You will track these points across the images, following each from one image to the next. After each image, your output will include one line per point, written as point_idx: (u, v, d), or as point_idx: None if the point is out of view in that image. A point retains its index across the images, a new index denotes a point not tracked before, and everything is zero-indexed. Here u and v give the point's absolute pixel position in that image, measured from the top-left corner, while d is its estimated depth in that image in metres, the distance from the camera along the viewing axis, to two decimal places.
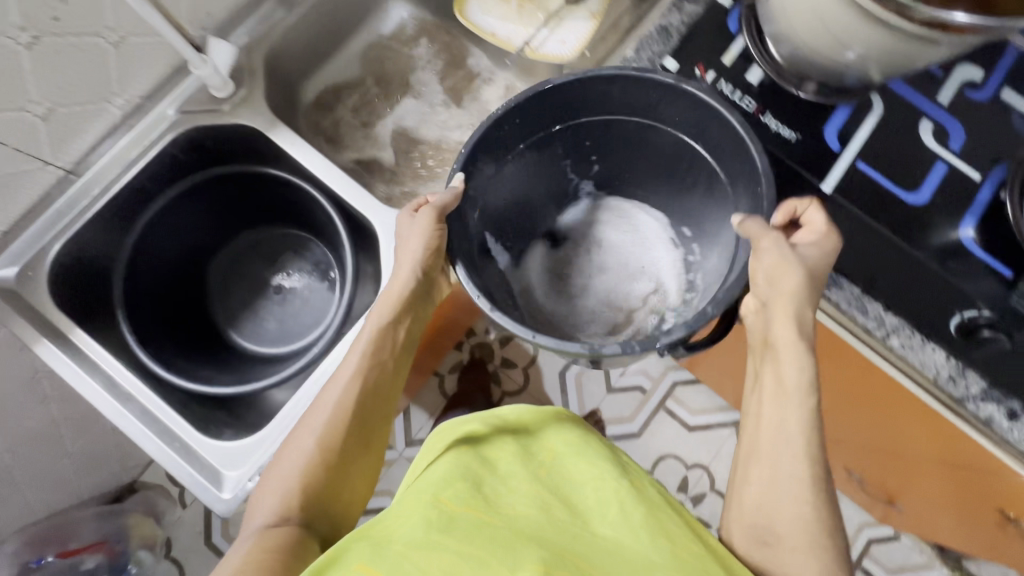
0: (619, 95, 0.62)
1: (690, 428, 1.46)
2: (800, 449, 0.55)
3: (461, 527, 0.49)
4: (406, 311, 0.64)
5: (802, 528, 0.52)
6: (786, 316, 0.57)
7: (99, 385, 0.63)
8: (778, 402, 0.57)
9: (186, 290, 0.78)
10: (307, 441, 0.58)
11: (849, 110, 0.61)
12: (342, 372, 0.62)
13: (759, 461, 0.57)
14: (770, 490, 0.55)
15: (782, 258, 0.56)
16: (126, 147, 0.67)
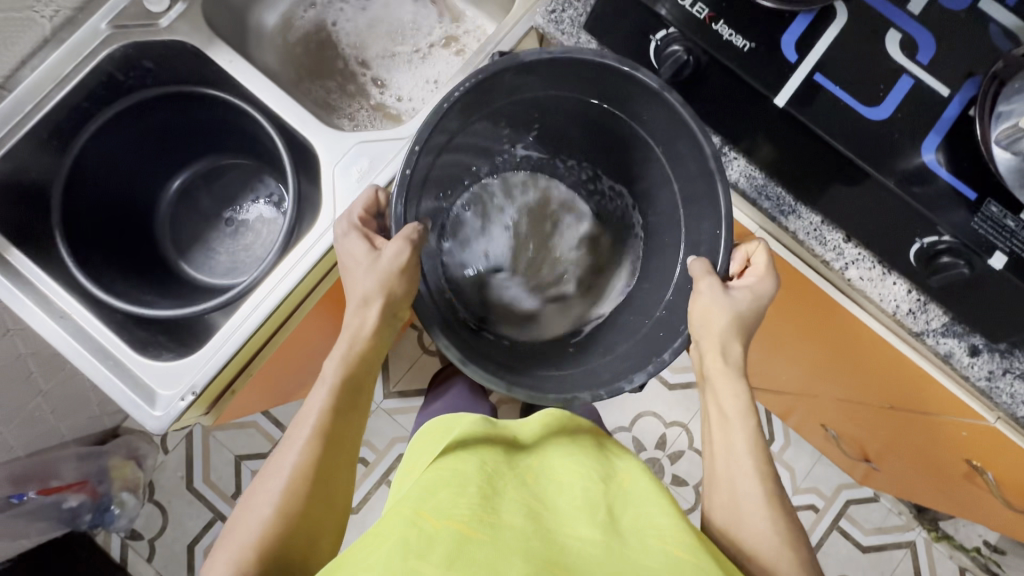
0: (590, 73, 0.60)
1: (670, 386, 1.45)
2: (750, 466, 0.60)
3: (441, 540, 0.50)
4: (365, 359, 0.64)
5: (765, 542, 0.55)
6: (716, 349, 0.61)
7: (32, 303, 0.62)
8: (725, 430, 0.62)
9: (132, 223, 0.76)
10: (263, 509, 0.57)
11: (811, 19, 0.57)
12: (298, 431, 0.60)
13: (716, 484, 0.61)
14: (731, 507, 0.58)
15: (713, 303, 0.59)
16: (58, 64, 0.65)
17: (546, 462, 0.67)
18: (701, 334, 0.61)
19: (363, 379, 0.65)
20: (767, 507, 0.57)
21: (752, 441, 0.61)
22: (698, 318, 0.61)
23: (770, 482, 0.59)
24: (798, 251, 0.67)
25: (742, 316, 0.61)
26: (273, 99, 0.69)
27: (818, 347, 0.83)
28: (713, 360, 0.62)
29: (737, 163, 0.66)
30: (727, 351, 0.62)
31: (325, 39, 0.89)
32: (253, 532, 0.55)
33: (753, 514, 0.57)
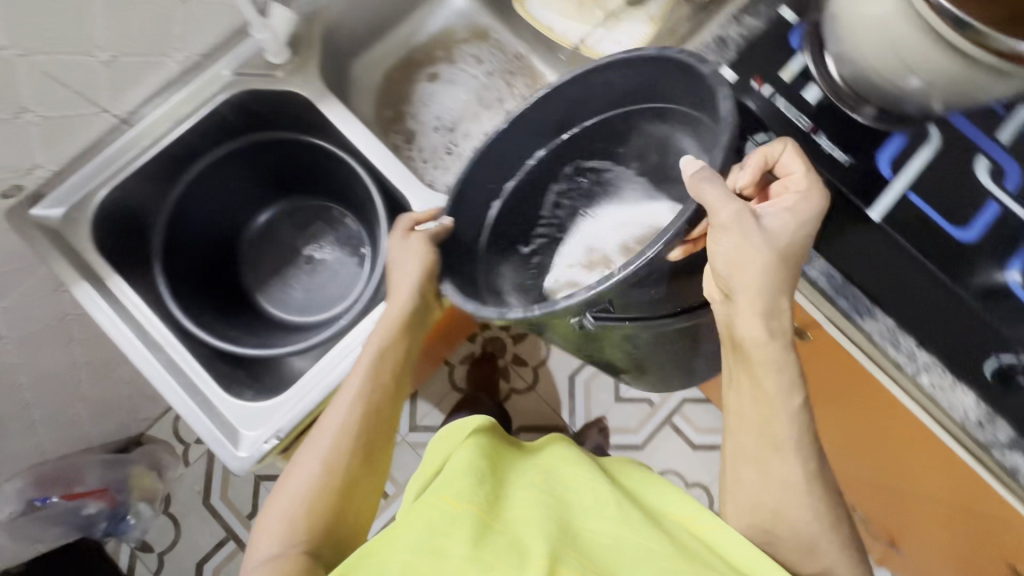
0: (596, 88, 0.59)
1: (695, 447, 1.45)
2: (794, 452, 0.52)
3: (462, 522, 0.49)
4: (406, 332, 0.65)
5: (802, 521, 0.52)
6: (757, 306, 0.50)
7: (130, 332, 0.63)
8: (762, 409, 0.53)
9: (218, 247, 0.79)
10: (313, 465, 0.58)
11: (906, 138, 0.60)
12: (342, 394, 0.62)
13: (747, 460, 0.54)
14: (764, 489, 0.53)
15: (746, 239, 0.49)
16: (178, 103, 0.68)
17: (554, 470, 0.60)
18: (739, 292, 0.50)
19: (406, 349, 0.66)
20: (806, 490, 0.52)
21: (801, 419, 0.52)
22: (725, 266, 0.49)
23: (818, 468, 0.53)
24: (864, 342, 0.68)
25: (783, 246, 0.49)
26: (374, 153, 0.72)
27: (878, 438, 0.84)
28: (758, 299, 0.50)
29: (817, 263, 0.66)
30: (771, 299, 0.50)
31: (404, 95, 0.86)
32: (302, 489, 0.57)
33: (790, 499, 0.53)
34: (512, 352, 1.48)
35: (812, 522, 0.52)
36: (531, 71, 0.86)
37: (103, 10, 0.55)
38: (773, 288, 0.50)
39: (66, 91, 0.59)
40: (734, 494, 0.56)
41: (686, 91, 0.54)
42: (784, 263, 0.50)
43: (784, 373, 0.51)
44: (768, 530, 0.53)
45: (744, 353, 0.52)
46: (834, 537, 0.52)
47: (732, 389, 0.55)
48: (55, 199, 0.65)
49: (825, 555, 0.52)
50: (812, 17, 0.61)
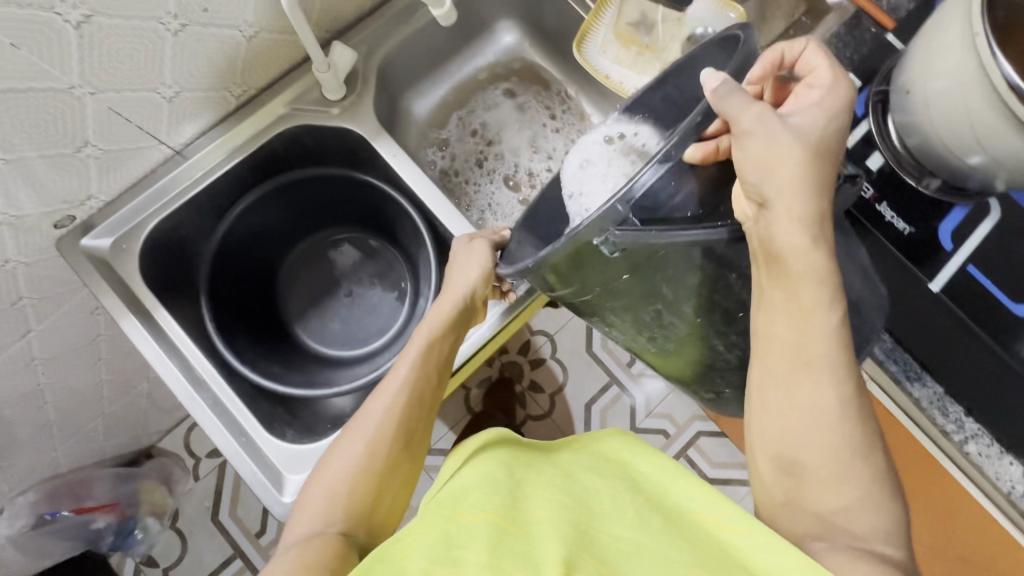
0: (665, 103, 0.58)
1: (710, 480, 1.28)
2: (831, 373, 0.44)
3: (481, 534, 0.45)
4: (457, 328, 0.63)
5: (831, 450, 0.43)
6: (792, 203, 0.43)
7: (177, 368, 0.63)
8: (798, 325, 0.44)
9: (261, 280, 0.78)
10: (356, 445, 0.56)
11: (967, 211, 0.61)
12: (388, 380, 0.59)
13: (772, 379, 0.45)
14: (790, 413, 0.45)
15: (769, 135, 0.44)
16: (231, 134, 0.68)
17: (570, 471, 0.58)
18: (772, 195, 0.44)
19: (455, 342, 0.63)
20: (841, 411, 0.43)
21: (838, 335, 0.44)
22: (759, 165, 0.44)
23: (858, 388, 0.43)
24: (909, 407, 0.67)
25: (817, 145, 0.44)
26: (425, 193, 0.71)
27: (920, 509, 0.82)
28: (796, 201, 0.43)
29: None
30: (803, 201, 0.43)
31: (448, 133, 0.85)
32: (345, 470, 0.54)
33: (817, 424, 0.43)
34: (530, 378, 1.34)
35: (845, 446, 0.43)
36: (578, 112, 0.85)
37: (174, 48, 0.55)
38: (803, 189, 0.43)
39: (128, 126, 0.58)
40: (759, 422, 0.46)
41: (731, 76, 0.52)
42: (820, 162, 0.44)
43: (819, 276, 0.43)
44: (794, 460, 0.44)
45: (776, 258, 0.44)
46: (866, 466, 0.43)
47: (761, 308, 0.45)
48: (104, 229, 0.65)
49: (854, 490, 0.43)
50: (877, 85, 0.64)
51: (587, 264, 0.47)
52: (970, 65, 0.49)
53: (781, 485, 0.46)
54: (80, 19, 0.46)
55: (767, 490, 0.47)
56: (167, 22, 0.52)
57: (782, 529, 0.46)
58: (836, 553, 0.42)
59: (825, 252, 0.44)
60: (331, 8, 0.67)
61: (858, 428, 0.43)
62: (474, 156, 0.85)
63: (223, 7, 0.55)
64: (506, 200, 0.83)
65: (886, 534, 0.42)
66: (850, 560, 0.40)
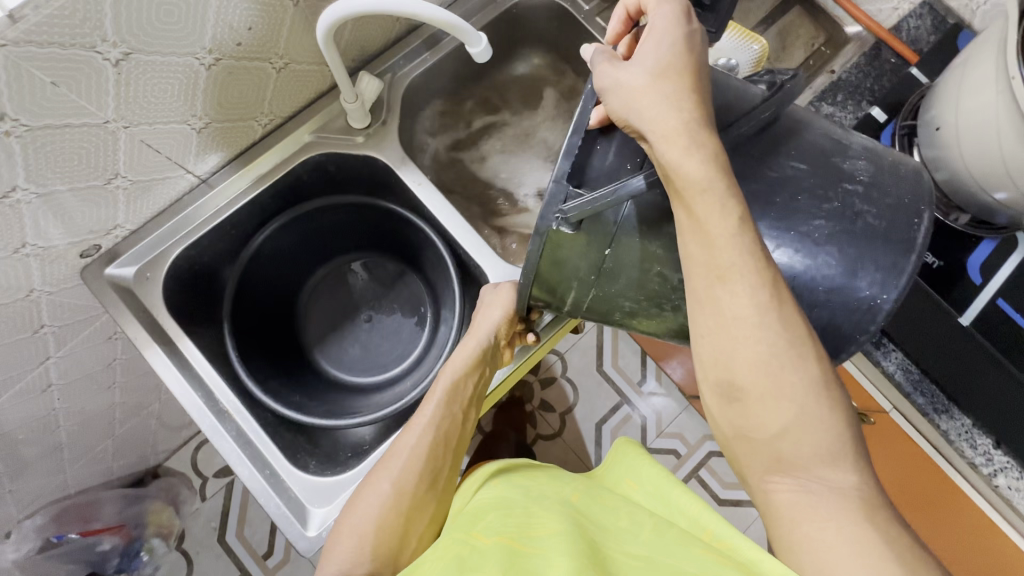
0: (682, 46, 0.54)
1: (720, 502, 1.23)
2: (751, 281, 0.35)
3: (491, 554, 0.47)
4: (478, 367, 0.61)
5: (759, 368, 0.36)
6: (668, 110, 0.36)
7: (200, 399, 0.63)
8: (707, 237, 0.35)
9: (281, 307, 0.78)
10: (383, 484, 0.54)
11: (996, 243, 0.62)
12: (415, 418, 0.59)
13: (696, 299, 0.37)
14: (718, 332, 0.37)
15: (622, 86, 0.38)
16: (255, 163, 0.68)
17: (585, 487, 0.59)
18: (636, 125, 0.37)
19: (481, 382, 0.62)
20: (762, 324, 0.35)
21: (745, 231, 0.35)
22: (619, 110, 0.38)
23: (780, 293, 0.35)
24: (938, 444, 0.67)
25: (662, 64, 0.37)
26: (451, 224, 0.71)
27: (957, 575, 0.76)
28: (663, 119, 0.36)
29: (894, 355, 0.66)
30: (668, 115, 0.36)
31: (464, 153, 0.84)
32: (371, 510, 0.53)
33: (739, 340, 0.36)
34: (540, 397, 1.29)
35: (773, 357, 0.36)
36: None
37: (207, 81, 0.55)
38: (667, 106, 0.36)
39: (159, 157, 0.59)
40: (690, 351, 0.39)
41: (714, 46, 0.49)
42: (678, 77, 0.37)
43: (703, 183, 0.35)
44: (731, 386, 0.37)
45: (668, 180, 0.36)
46: (801, 375, 0.36)
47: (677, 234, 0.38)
48: (129, 258, 0.64)
49: (796, 407, 0.36)
50: (904, 118, 0.65)
51: (561, 248, 0.42)
52: (1002, 103, 0.50)
53: (724, 416, 0.39)
54: (119, 56, 0.47)
55: (717, 425, 0.40)
56: (202, 58, 0.53)
57: (740, 467, 0.40)
58: (803, 492, 0.37)
59: (711, 153, 0.35)
60: (358, 38, 0.67)
61: (784, 334, 0.35)
62: (494, 179, 0.84)
63: (257, 42, 0.56)
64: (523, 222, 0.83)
65: (839, 455, 0.36)
66: (813, 502, 0.36)
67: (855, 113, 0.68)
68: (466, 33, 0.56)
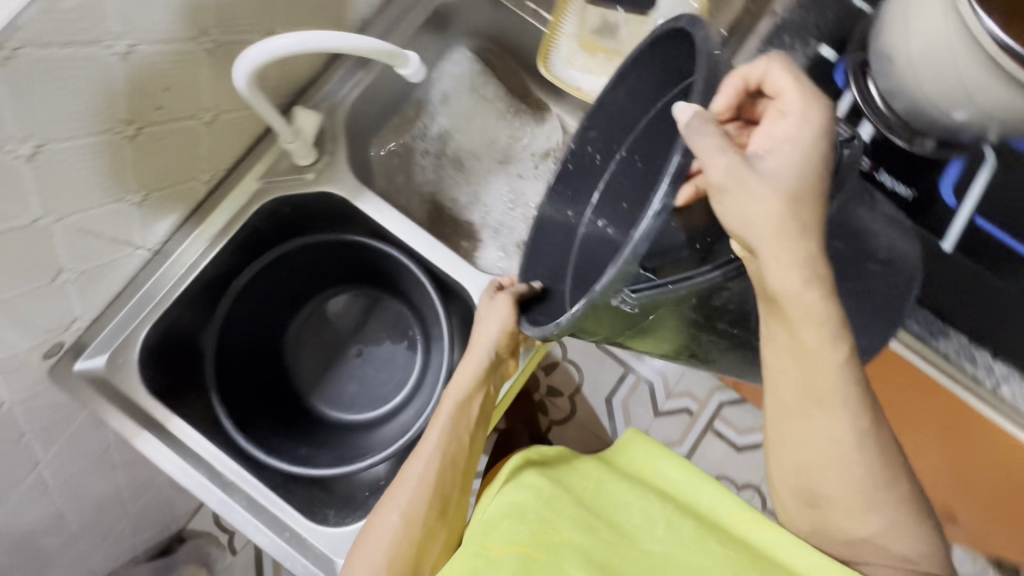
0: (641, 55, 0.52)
1: (739, 448, 1.25)
2: (846, 412, 0.45)
3: (506, 569, 0.48)
4: (481, 385, 0.60)
5: (848, 481, 0.47)
6: (788, 254, 0.40)
7: (203, 476, 0.61)
8: (806, 369, 0.44)
9: (266, 355, 0.75)
10: (391, 515, 0.54)
11: (964, 162, 0.61)
12: (421, 444, 0.58)
13: (791, 417, 0.47)
14: (807, 448, 0.47)
15: (749, 191, 0.39)
16: (206, 223, 0.65)
17: (600, 484, 0.57)
18: (756, 244, 0.39)
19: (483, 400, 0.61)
20: (857, 444, 0.46)
21: (849, 369, 0.43)
22: (733, 222, 0.40)
23: (872, 421, 0.46)
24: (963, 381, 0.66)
25: (794, 188, 0.40)
26: (419, 243, 0.69)
27: (969, 478, 0.90)
28: (785, 252, 0.40)
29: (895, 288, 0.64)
30: (789, 251, 0.40)
31: (422, 164, 0.82)
32: (382, 542, 0.52)
33: (833, 457, 0.46)
34: (546, 384, 1.28)
35: (862, 480, 0.46)
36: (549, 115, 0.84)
37: (134, 153, 0.52)
38: (791, 238, 0.39)
39: (102, 241, 0.56)
40: (775, 455, 0.50)
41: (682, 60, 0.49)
42: (801, 205, 0.40)
43: (813, 315, 0.41)
44: (812, 493, 0.48)
45: (772, 299, 0.42)
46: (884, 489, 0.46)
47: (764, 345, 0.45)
48: (96, 348, 0.61)
49: (879, 516, 0.47)
50: (853, 52, 0.64)
51: (609, 315, 0.42)
52: (951, 25, 0.48)
53: (806, 520, 0.50)
54: (31, 150, 0.43)
55: (795, 523, 0.51)
56: (121, 131, 0.49)
57: None
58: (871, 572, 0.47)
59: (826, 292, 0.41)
60: (285, 74, 0.64)
61: (874, 451, 0.46)
62: (456, 183, 0.82)
63: (178, 101, 0.53)
64: (509, 223, 0.82)
65: (907, 558, 0.46)
66: None
67: (803, 52, 0.66)
68: (395, 56, 0.53)
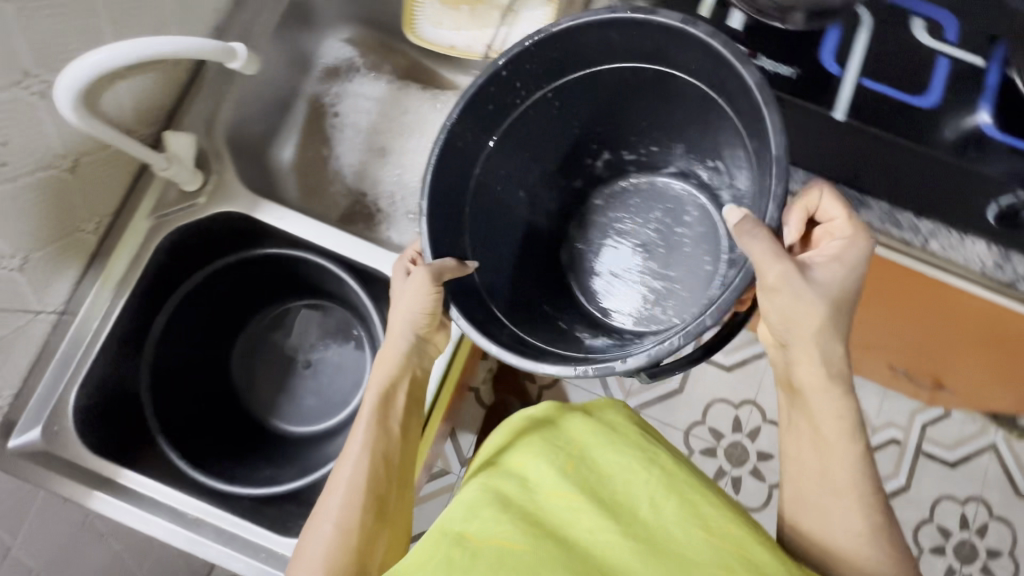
0: (619, 41, 0.54)
1: (728, 369, 1.25)
2: (856, 501, 0.48)
3: (478, 565, 0.44)
4: (403, 372, 0.61)
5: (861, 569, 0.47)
6: (811, 358, 0.49)
7: (166, 520, 0.60)
8: (820, 447, 0.50)
9: (213, 390, 0.74)
10: (325, 525, 0.53)
11: (839, 30, 0.59)
12: (348, 448, 0.58)
13: (807, 507, 0.50)
14: (820, 532, 0.49)
15: (799, 298, 0.46)
16: (107, 273, 0.63)
17: (591, 454, 0.54)
18: (794, 341, 0.49)
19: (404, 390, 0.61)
20: (871, 542, 0.47)
21: (864, 465, 0.49)
22: (779, 322, 0.49)
23: (887, 518, 0.48)
24: (913, 254, 0.64)
25: (840, 297, 0.48)
26: (331, 241, 0.68)
27: (949, 342, 0.91)
28: (810, 357, 0.49)
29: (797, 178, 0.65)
30: (816, 354, 0.49)
31: (326, 162, 0.81)
32: (317, 556, 0.52)
33: (853, 553, 0.47)
34: None
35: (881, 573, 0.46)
36: (436, 78, 0.84)
37: None
38: (827, 344, 0.48)
39: None
40: (789, 535, 0.51)
41: (679, 54, 0.52)
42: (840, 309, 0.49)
43: (825, 392, 0.49)
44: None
45: (796, 389, 0.52)
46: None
47: (789, 430, 0.53)
48: (27, 422, 0.60)
49: None
50: None
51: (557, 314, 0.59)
52: None
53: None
54: None
55: None
56: None
57: None
58: None
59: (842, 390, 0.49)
60: (143, 103, 0.62)
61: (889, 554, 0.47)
62: (366, 173, 0.80)
63: (25, 152, 0.50)
64: (411, 190, 0.79)
65: None
66: None
67: None
68: (223, 53, 0.52)
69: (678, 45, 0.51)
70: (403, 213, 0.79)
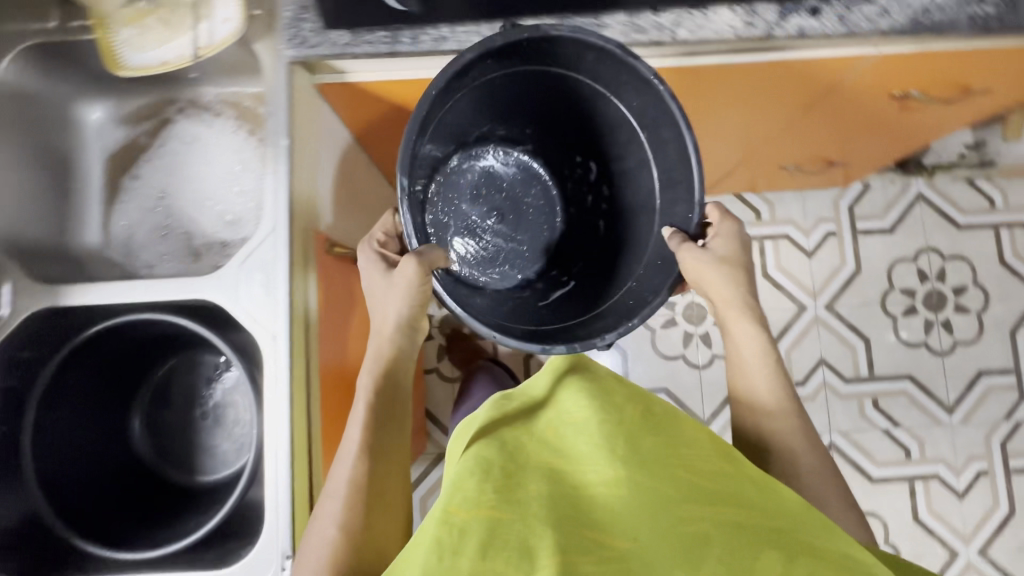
0: (590, 60, 0.68)
1: None
2: (771, 390, 0.70)
3: (476, 538, 0.42)
4: (390, 378, 0.68)
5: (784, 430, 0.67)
6: (726, 305, 0.70)
7: None
8: (743, 360, 0.72)
9: (123, 475, 0.75)
10: (329, 528, 0.59)
11: None
12: (345, 450, 0.64)
13: (741, 400, 0.72)
14: (751, 413, 0.70)
15: (705, 265, 0.67)
16: None
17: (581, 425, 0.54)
18: (707, 291, 0.70)
19: (394, 392, 0.68)
20: (783, 409, 0.69)
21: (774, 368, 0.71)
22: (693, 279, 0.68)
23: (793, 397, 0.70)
24: (668, 47, 0.69)
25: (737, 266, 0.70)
26: (140, 294, 0.67)
27: (795, 121, 0.93)
28: (724, 299, 0.70)
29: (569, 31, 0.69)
30: (729, 298, 0.70)
31: (131, 226, 0.80)
32: (323, 552, 0.58)
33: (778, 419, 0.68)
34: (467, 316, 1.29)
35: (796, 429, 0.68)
36: (192, 101, 0.82)
37: None
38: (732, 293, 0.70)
39: None
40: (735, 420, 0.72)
41: (634, 84, 0.68)
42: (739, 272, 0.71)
43: (737, 322, 0.71)
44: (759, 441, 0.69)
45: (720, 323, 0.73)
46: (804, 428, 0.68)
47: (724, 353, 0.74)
48: None
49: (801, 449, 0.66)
50: None
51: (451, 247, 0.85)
52: None
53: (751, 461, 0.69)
54: None
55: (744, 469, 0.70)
56: None
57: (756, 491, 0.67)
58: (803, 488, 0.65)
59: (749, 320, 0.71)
60: None
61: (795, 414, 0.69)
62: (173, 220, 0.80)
63: None
64: (187, 228, 0.79)
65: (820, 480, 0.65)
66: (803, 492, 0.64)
67: None
68: None
69: (626, 74, 0.67)
70: (190, 253, 0.78)
